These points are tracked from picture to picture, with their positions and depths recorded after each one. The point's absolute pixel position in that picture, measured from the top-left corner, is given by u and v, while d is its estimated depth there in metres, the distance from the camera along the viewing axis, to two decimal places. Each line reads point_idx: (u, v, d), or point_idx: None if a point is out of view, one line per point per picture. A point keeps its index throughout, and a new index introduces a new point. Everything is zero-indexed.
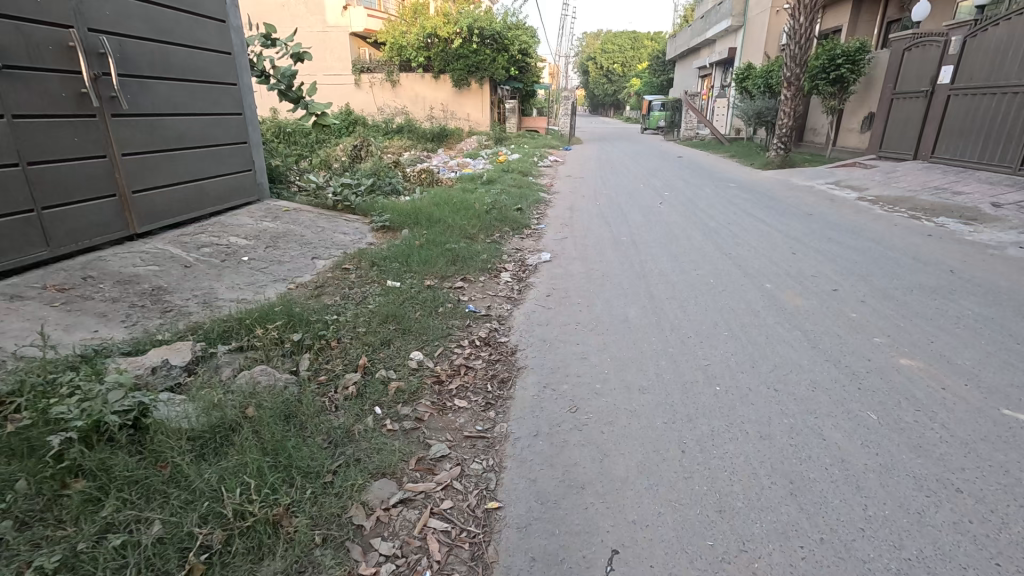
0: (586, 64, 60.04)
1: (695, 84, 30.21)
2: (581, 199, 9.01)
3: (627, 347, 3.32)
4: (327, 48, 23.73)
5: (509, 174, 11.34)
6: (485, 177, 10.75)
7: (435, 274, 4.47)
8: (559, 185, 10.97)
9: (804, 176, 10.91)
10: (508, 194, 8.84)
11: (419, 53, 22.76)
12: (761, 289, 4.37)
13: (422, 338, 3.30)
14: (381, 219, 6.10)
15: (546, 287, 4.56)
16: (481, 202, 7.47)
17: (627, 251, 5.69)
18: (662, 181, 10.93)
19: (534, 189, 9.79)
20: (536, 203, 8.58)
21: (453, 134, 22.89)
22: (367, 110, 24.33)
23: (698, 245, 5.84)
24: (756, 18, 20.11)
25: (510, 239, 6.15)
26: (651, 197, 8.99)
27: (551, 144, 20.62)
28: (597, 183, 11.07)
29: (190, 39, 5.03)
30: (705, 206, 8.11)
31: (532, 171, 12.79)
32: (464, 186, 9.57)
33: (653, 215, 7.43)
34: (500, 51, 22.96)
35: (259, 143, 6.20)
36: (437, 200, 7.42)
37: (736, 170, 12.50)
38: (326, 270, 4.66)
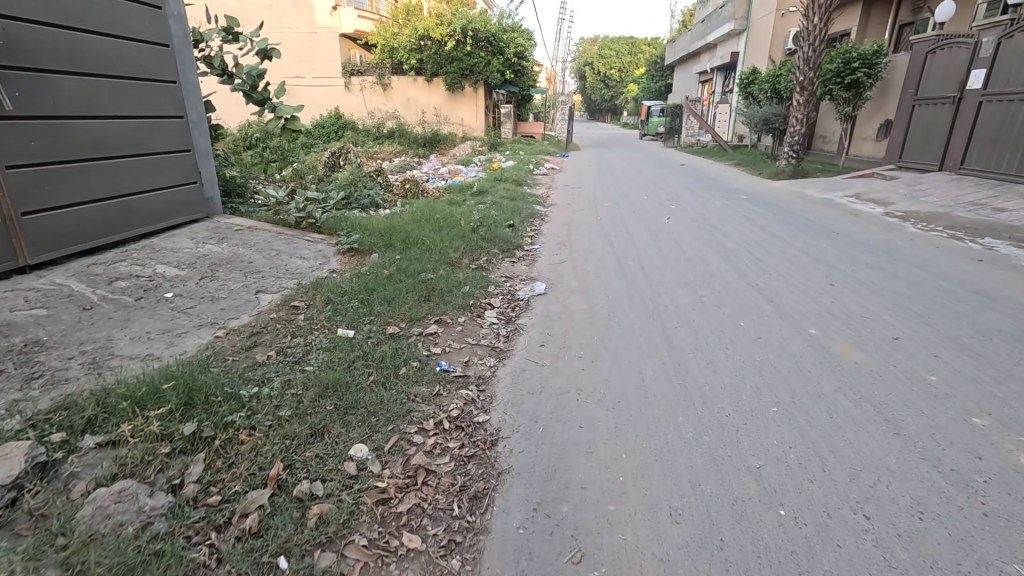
0: (583, 69, 59.38)
1: (695, 89, 29.47)
2: (580, 213, 8.16)
3: (645, 433, 2.47)
4: (316, 49, 22.91)
5: (502, 184, 10.49)
6: (475, 187, 9.90)
7: (401, 316, 3.62)
8: (556, 195, 10.13)
9: (819, 188, 10.13)
10: (500, 207, 7.99)
11: (411, 55, 21.96)
12: (804, 338, 3.54)
13: (371, 422, 2.45)
14: (348, 240, 5.23)
15: (539, 331, 3.72)
16: (467, 218, 6.61)
17: (635, 280, 4.86)
18: (667, 192, 10.13)
19: (528, 201, 8.94)
20: (531, 218, 7.74)
21: (446, 139, 22.09)
22: (357, 114, 23.50)
23: (717, 273, 5.01)
24: (759, 21, 19.43)
25: (499, 264, 5.31)
26: (657, 211, 8.17)
27: (548, 151, 19.85)
28: (597, 193, 10.24)
29: (111, 26, 4.19)
30: (717, 223, 7.29)
31: (527, 180, 11.97)
32: (452, 197, 8.71)
33: (661, 234, 6.59)
34: (495, 54, 22.20)
35: (207, 151, 5.35)
36: (418, 216, 6.56)
37: (745, 180, 11.71)
38: (269, 309, 3.80)
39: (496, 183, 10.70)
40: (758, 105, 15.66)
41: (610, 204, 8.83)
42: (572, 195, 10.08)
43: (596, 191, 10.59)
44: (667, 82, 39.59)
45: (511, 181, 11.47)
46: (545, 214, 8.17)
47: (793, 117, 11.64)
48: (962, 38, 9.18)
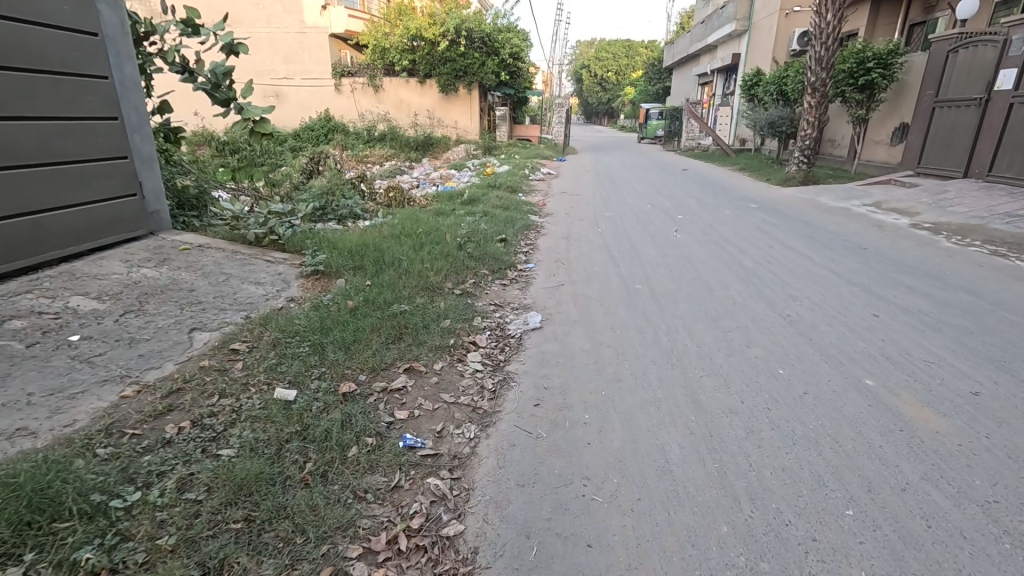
0: (580, 71, 58.82)
1: (695, 91, 28.85)
2: (578, 224, 7.48)
3: (679, 556, 1.79)
4: (305, 50, 22.23)
5: (495, 192, 9.81)
6: (464, 195, 9.20)
7: (361, 366, 2.92)
8: (552, 204, 9.45)
9: (833, 196, 9.50)
10: (492, 218, 7.31)
11: (403, 56, 21.29)
12: (861, 391, 2.86)
13: (297, 548, 1.76)
14: (314, 260, 4.53)
15: (533, 381, 3.02)
16: (453, 232, 5.92)
17: (645, 307, 4.17)
18: (671, 199, 9.47)
19: (523, 211, 8.26)
20: (525, 230, 7.05)
21: (439, 142, 21.44)
22: (348, 116, 22.82)
23: (739, 300, 4.33)
24: (762, 22, 18.88)
25: (486, 288, 4.61)
26: (662, 222, 7.51)
27: (544, 155, 19.22)
28: (596, 201, 9.57)
29: (16, 10, 3.48)
30: (730, 236, 6.62)
31: (522, 186, 11.30)
32: (439, 206, 8.03)
33: (669, 250, 5.92)
34: (490, 55, 21.51)
35: (151, 157, 4.64)
36: (400, 229, 5.87)
37: (754, 187, 11.06)
38: (201, 354, 3.09)
39: (488, 190, 10.03)
40: (763, 108, 15.04)
41: (611, 214, 8.17)
42: (569, 203, 9.42)
43: (595, 199, 9.93)
44: (665, 85, 39.01)
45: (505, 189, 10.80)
46: (541, 225, 7.49)
47: (803, 120, 10.99)
48: (988, 36, 8.58)
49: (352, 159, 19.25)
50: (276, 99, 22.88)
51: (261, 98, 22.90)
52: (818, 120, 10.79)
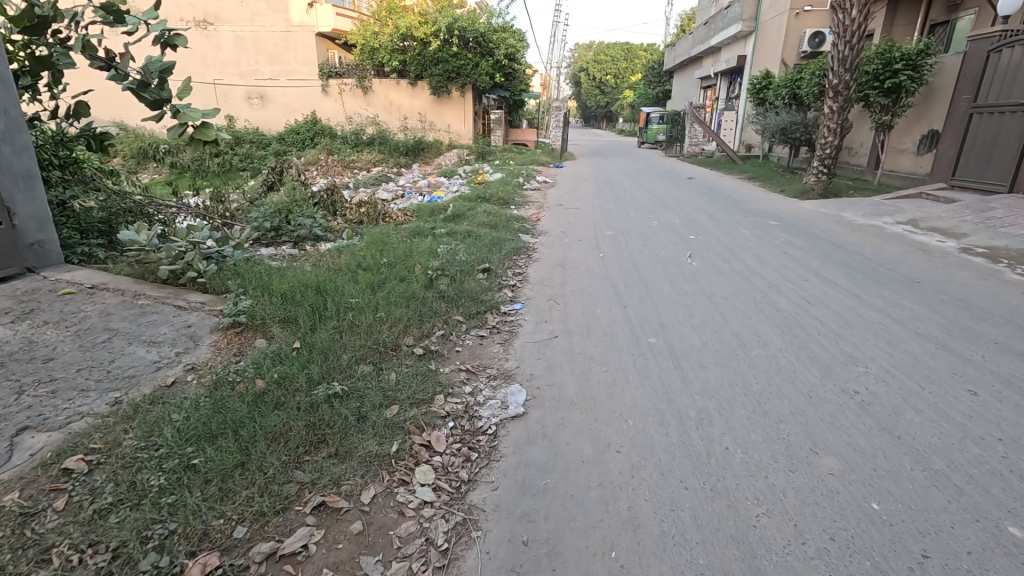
0: (578, 75, 58.07)
1: (697, 95, 27.95)
2: (574, 247, 6.49)
3: None
4: (291, 50, 21.25)
5: (483, 205, 8.82)
6: (448, 209, 8.21)
7: (241, 511, 1.92)
8: (545, 219, 8.46)
9: (859, 211, 8.55)
10: (476, 240, 6.30)
11: (393, 57, 20.32)
12: (1011, 553, 1.86)
13: None
14: (234, 309, 3.53)
15: (506, 528, 2.00)
16: (424, 259, 4.90)
17: (662, 376, 3.17)
18: (680, 215, 8.50)
19: (512, 229, 7.25)
20: (514, 255, 6.04)
21: (431, 147, 20.48)
22: (335, 119, 21.89)
23: (785, 364, 3.32)
24: (770, 22, 18.01)
25: (456, 344, 3.61)
26: (670, 245, 6.54)
27: (540, 160, 18.29)
28: (596, 216, 8.58)
29: None
30: (754, 265, 5.63)
31: (514, 198, 10.33)
32: (416, 225, 7.02)
33: (684, 286, 4.92)
34: (484, 56, 20.53)
35: (30, 173, 3.64)
36: (360, 259, 4.87)
37: (768, 200, 10.10)
38: (13, 479, 2.07)
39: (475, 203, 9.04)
40: (773, 113, 14.10)
41: (613, 233, 7.19)
42: (566, 219, 8.45)
43: (594, 213, 8.93)
44: (665, 89, 38.17)
45: (495, 202, 9.84)
46: (533, 247, 6.49)
47: (823, 126, 10.00)
48: None
49: (337, 165, 18.31)
50: (261, 101, 21.91)
51: (245, 99, 21.91)
52: (839, 127, 9.82)
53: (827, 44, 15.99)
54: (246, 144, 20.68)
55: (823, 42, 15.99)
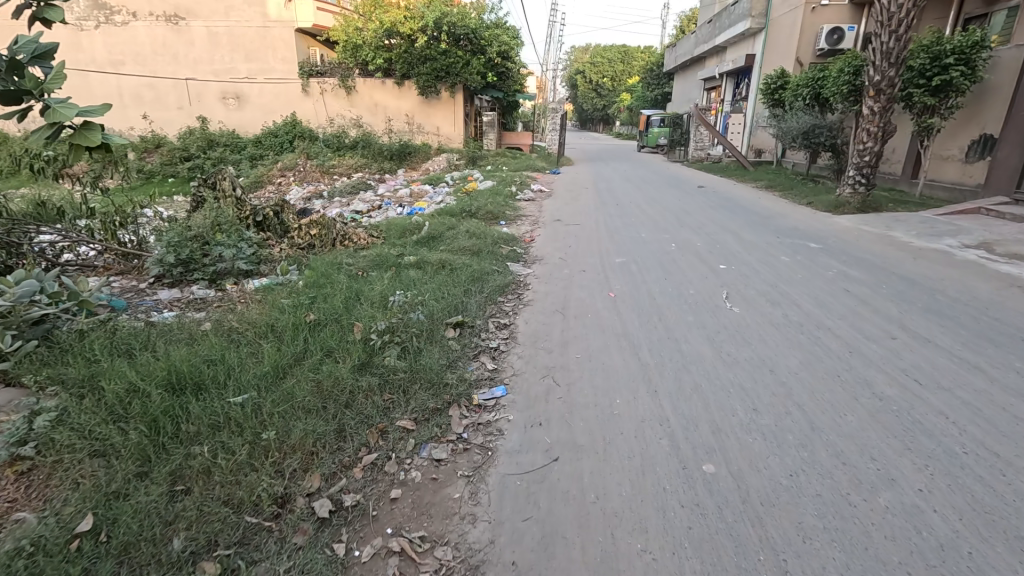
0: (574, 77, 56.90)
1: (700, 97, 26.66)
2: (578, 282, 5.13)
3: None
4: (269, 46, 19.86)
5: (467, 223, 7.47)
6: (423, 228, 6.85)
7: None
8: (540, 240, 7.08)
9: (910, 231, 7.27)
10: (451, 274, 4.92)
11: (378, 54, 18.89)
12: None
13: None
14: (22, 429, 2.09)
15: None
16: (368, 313, 3.51)
17: (743, 569, 1.80)
18: (700, 235, 7.18)
19: (499, 255, 5.87)
20: (499, 294, 4.66)
21: (418, 151, 19.14)
22: (316, 121, 20.49)
23: (946, 531, 1.97)
24: (783, 18, 16.78)
25: (393, 484, 2.21)
26: (696, 279, 5.19)
27: (535, 165, 16.98)
28: (601, 235, 7.23)
29: None
30: (814, 312, 4.28)
31: (504, 212, 8.98)
32: (380, 251, 5.67)
33: (731, 349, 3.57)
34: (475, 54, 19.12)
35: None
36: (279, 314, 3.47)
37: (796, 214, 8.78)
38: None
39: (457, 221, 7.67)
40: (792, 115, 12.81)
41: (623, 261, 5.84)
42: (565, 239, 7.08)
43: (598, 230, 7.58)
44: (665, 91, 36.91)
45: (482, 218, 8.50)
46: (525, 282, 5.11)
47: (862, 130, 8.66)
48: None
49: (315, 170, 16.94)
50: (237, 101, 20.50)
51: (219, 99, 20.50)
52: (881, 131, 8.49)
53: (846, 41, 14.83)
54: (219, 149, 19.42)
55: (842, 39, 14.86)
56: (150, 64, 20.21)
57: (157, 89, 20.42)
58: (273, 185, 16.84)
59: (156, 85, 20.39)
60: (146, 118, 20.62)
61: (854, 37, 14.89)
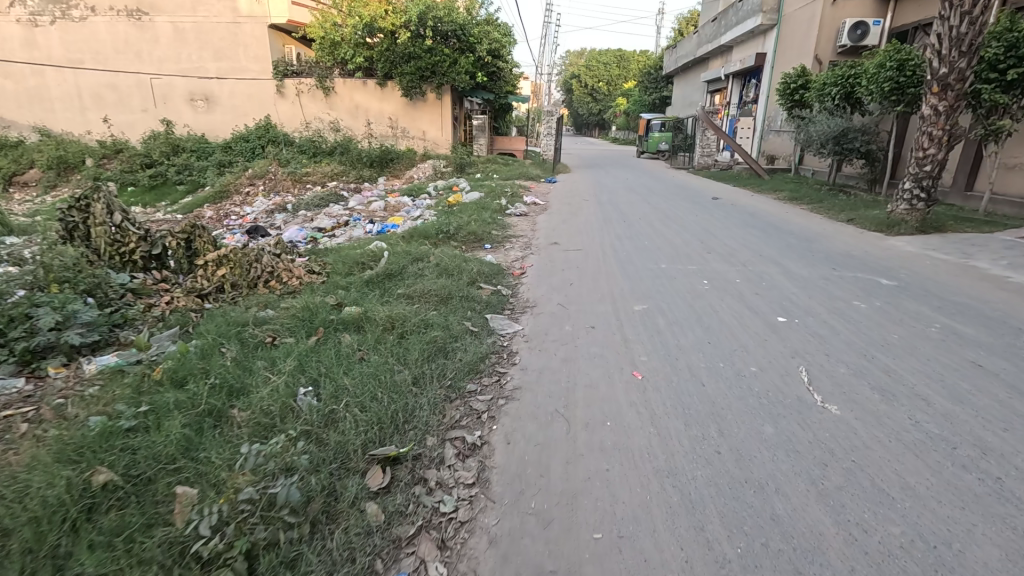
0: (569, 82, 55.64)
1: (703, 100, 25.24)
2: (584, 348, 3.58)
3: None
4: (240, 44, 18.35)
5: (441, 251, 5.98)
6: (382, 258, 5.28)
7: None
8: (531, 274, 5.56)
9: (1000, 259, 5.77)
10: (398, 343, 3.34)
11: (358, 52, 17.36)
12: None
13: None
14: None
15: None
16: (217, 465, 1.97)
17: None
18: (736, 265, 5.67)
19: (475, 302, 4.33)
20: (467, 377, 3.10)
21: (401, 157, 17.61)
22: (291, 125, 18.95)
23: None
24: (798, 13, 15.44)
25: None
26: (751, 342, 3.66)
27: (528, 172, 15.48)
28: (610, 267, 5.71)
29: None
30: (962, 416, 2.73)
31: (490, 233, 7.46)
32: (310, 299, 4.12)
33: (862, 514, 2.03)
34: (463, 52, 17.66)
35: None
36: (48, 462, 1.91)
37: (841, 236, 7.30)
38: None
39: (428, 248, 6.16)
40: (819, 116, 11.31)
41: (643, 310, 4.32)
42: (565, 272, 5.56)
43: (605, 259, 6.06)
44: (663, 95, 35.52)
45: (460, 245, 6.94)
46: (510, 347, 3.57)
47: (921, 133, 7.17)
48: None
49: (286, 179, 15.33)
50: (206, 103, 18.93)
51: (186, 101, 18.91)
52: (947, 134, 6.99)
53: (872, 37, 13.36)
54: (185, 155, 17.84)
55: (867, 34, 13.42)
56: (111, 63, 18.63)
57: (119, 90, 18.84)
58: (240, 195, 15.29)
59: (119, 85, 18.81)
60: (107, 121, 19.00)
61: (880, 32, 13.42)
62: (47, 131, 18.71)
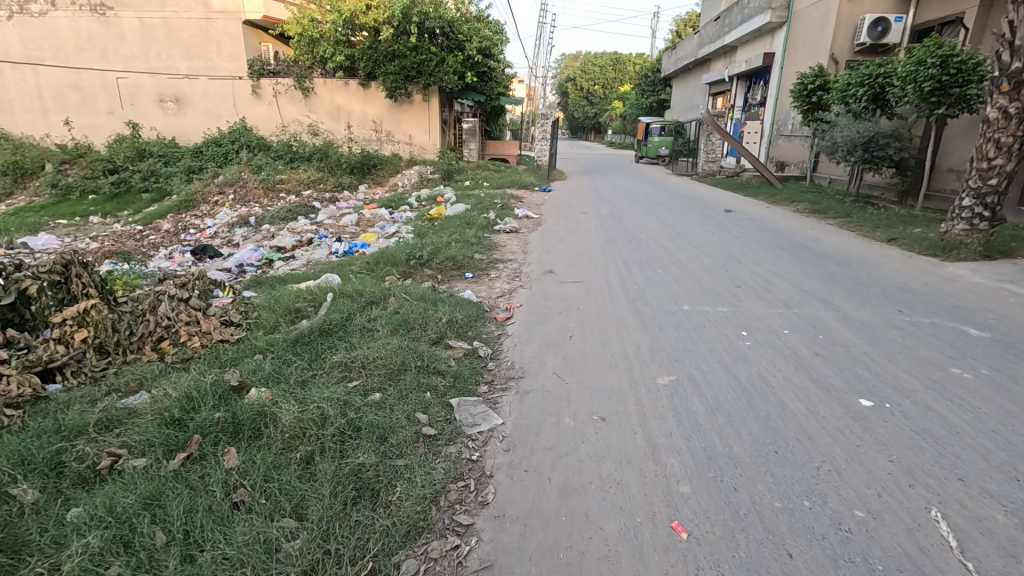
0: (565, 85, 54.61)
1: (704, 103, 24.15)
2: (591, 462, 2.42)
3: None
4: (213, 41, 17.14)
5: (411, 288, 4.80)
6: (324, 302, 4.06)
7: None
8: (521, 320, 4.38)
9: None
10: (302, 474, 2.17)
11: (338, 50, 16.19)
12: None
13: None
14: None
15: None
16: None
17: None
18: (779, 308, 4.50)
19: (438, 375, 3.15)
20: (401, 546, 1.92)
21: (385, 163, 16.40)
22: (268, 129, 17.75)
23: None
24: (811, 9, 14.39)
25: None
26: (837, 452, 2.49)
27: (520, 180, 14.32)
28: (619, 308, 4.55)
29: None
30: None
31: (471, 258, 6.26)
32: (201, 377, 2.93)
33: None
34: (452, 51, 16.49)
35: None
36: None
37: (887, 262, 6.15)
38: None
39: (393, 286, 4.96)
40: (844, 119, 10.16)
41: (670, 385, 3.16)
42: (563, 316, 4.40)
43: (613, 295, 4.90)
44: (661, 97, 34.50)
45: (432, 278, 5.70)
46: (481, 464, 2.41)
47: (988, 142, 6.13)
48: None
49: (258, 187, 14.09)
50: (176, 104, 17.66)
51: (156, 102, 17.64)
52: (1019, 143, 5.92)
53: (893, 34, 12.32)
54: (152, 160, 16.56)
55: (887, 32, 12.36)
56: (73, 61, 17.31)
57: (82, 90, 17.50)
58: (208, 205, 14.01)
59: (82, 85, 17.49)
60: (70, 124, 17.67)
61: (902, 29, 12.37)
62: (4, 135, 17.37)
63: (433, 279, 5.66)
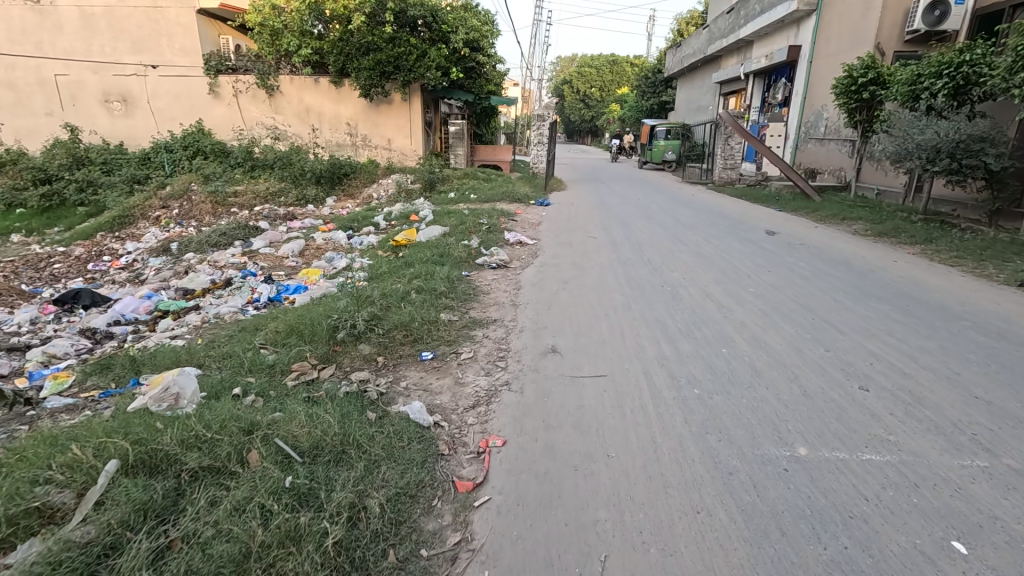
0: (560, 88, 52.67)
1: (714, 104, 22.20)
2: None
3: None
4: (164, 33, 15.07)
5: (314, 412, 2.71)
6: (95, 480, 1.96)
7: None
8: (501, 487, 2.31)
9: None
10: None
11: (304, 42, 14.14)
12: None
13: None
14: None
15: None
16: None
17: None
18: (975, 457, 2.45)
19: None
20: None
21: (359, 171, 14.35)
22: (225, 131, 15.73)
23: None
24: None
25: None
26: None
27: (512, 191, 12.28)
28: (682, 455, 2.51)
29: None
30: None
31: (435, 324, 4.20)
32: None
33: None
34: (436, 43, 14.48)
35: None
36: None
37: None
38: None
39: (284, 404, 2.87)
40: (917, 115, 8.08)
41: None
42: (581, 478, 2.35)
43: (663, 417, 2.85)
44: (663, 99, 32.61)
45: (370, 366, 3.65)
46: None
47: None
48: None
49: (205, 201, 11.97)
50: (123, 105, 15.54)
51: (100, 103, 15.51)
52: None
53: (952, 20, 10.35)
54: (92, 169, 14.39)
55: (947, 16, 10.37)
56: (3, 54, 15.05)
57: (17, 89, 15.28)
58: (146, 221, 11.86)
59: (16, 83, 15.25)
60: None
61: (963, 13, 10.38)
62: None
63: (372, 370, 3.60)
